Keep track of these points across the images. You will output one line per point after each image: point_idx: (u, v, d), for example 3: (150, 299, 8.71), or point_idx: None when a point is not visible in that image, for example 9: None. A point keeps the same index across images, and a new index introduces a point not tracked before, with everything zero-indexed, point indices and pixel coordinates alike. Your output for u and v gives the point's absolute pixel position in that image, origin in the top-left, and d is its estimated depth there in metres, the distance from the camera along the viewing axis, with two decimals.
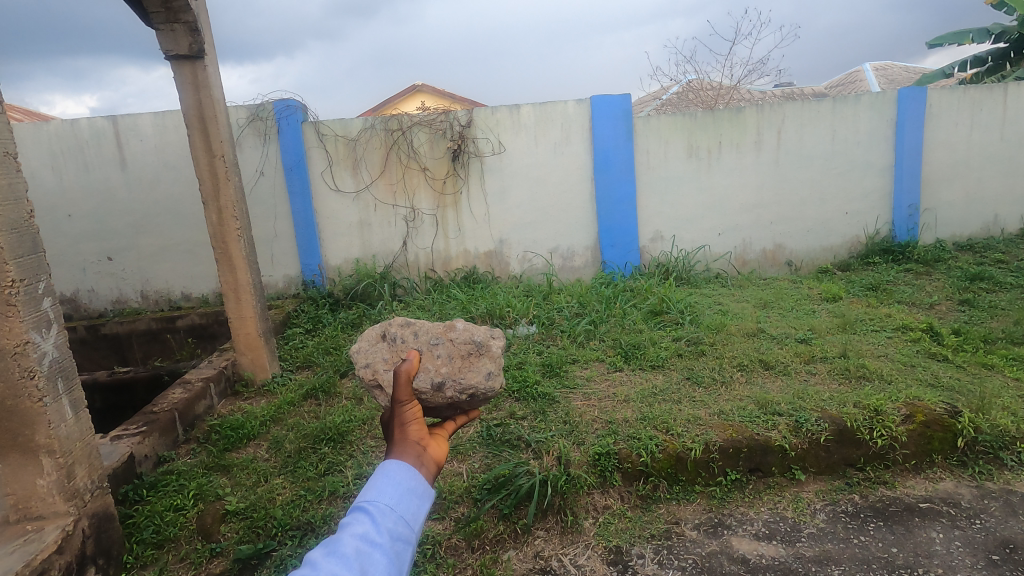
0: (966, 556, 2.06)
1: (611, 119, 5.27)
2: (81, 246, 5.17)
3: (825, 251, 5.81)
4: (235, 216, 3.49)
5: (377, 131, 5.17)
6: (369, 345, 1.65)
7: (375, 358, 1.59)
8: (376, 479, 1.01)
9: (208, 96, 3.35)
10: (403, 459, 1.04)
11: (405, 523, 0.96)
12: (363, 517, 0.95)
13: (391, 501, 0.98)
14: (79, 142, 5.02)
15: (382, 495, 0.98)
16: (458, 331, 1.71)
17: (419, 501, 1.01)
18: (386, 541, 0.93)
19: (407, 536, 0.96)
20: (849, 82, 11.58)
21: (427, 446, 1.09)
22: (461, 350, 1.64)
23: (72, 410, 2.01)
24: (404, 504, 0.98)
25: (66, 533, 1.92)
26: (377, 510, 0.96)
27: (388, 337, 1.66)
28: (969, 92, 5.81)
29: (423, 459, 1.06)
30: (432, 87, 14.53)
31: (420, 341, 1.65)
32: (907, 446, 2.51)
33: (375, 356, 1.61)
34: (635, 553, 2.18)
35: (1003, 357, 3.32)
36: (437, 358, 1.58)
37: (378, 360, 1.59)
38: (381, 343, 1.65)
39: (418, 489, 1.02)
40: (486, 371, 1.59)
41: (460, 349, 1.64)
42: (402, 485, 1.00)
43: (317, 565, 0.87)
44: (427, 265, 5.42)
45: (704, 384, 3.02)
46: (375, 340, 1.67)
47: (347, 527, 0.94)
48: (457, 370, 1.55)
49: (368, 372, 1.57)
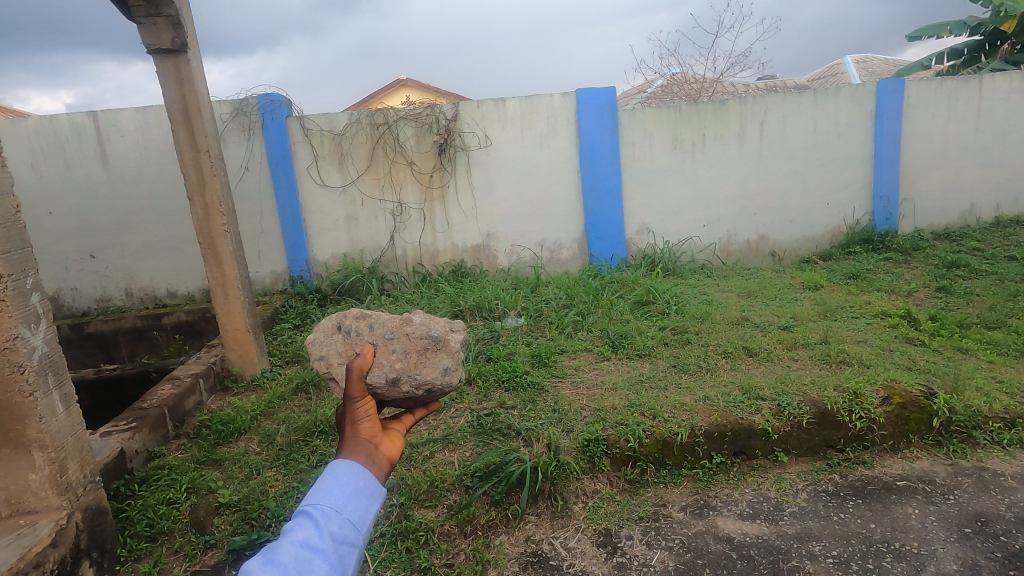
0: (940, 529, 2.14)
1: (596, 113, 5.32)
2: (63, 244, 5.11)
3: (807, 242, 5.92)
4: (222, 211, 3.48)
5: (363, 125, 5.16)
6: (324, 338, 1.65)
7: (330, 352, 1.61)
8: (324, 481, 1.03)
9: (191, 91, 3.33)
10: (354, 458, 1.06)
11: (350, 526, 0.99)
12: (306, 522, 0.98)
13: (337, 504, 1.00)
14: (59, 139, 4.95)
15: (328, 498, 1.00)
16: (414, 325, 1.67)
17: (367, 502, 1.03)
18: (328, 545, 0.96)
19: (352, 539, 0.98)
20: (832, 75, 11.71)
21: (379, 444, 1.10)
22: (417, 345, 1.62)
23: (63, 404, 2.02)
24: (350, 506, 1.01)
25: (60, 526, 1.93)
26: (322, 514, 0.99)
27: (343, 329, 1.65)
28: (946, 84, 5.93)
29: (375, 457, 1.08)
30: (417, 83, 14.47)
31: (375, 334, 1.62)
32: (885, 427, 2.60)
33: (329, 348, 1.62)
34: (623, 535, 2.24)
35: (977, 341, 3.43)
36: (391, 353, 1.56)
37: (332, 353, 1.61)
38: (335, 335, 1.65)
39: (367, 491, 1.03)
40: (442, 366, 1.59)
41: (415, 344, 1.62)
42: (349, 487, 1.02)
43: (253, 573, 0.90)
44: (416, 260, 5.43)
45: (690, 371, 3.09)
46: (330, 332, 1.67)
47: (289, 532, 0.97)
48: (412, 365, 1.55)
49: (322, 365, 1.60)
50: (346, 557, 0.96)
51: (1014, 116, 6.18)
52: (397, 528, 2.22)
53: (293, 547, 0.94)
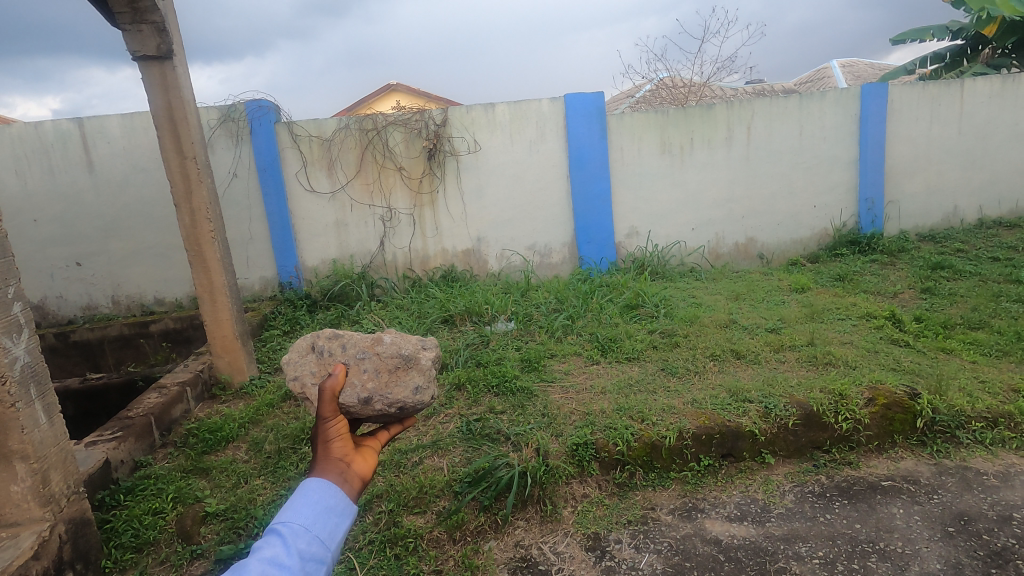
0: (924, 528, 2.17)
1: (585, 117, 5.35)
2: (48, 251, 5.05)
3: (794, 244, 5.97)
4: (209, 218, 3.46)
5: (351, 131, 5.16)
6: (299, 358, 1.64)
7: (304, 371, 1.60)
8: (293, 500, 1.04)
9: (177, 97, 3.32)
10: (326, 476, 1.08)
11: (319, 543, 0.99)
12: (274, 540, 0.98)
13: (307, 522, 1.01)
14: (43, 146, 4.90)
15: (297, 516, 1.01)
16: (385, 344, 1.67)
17: (338, 519, 1.04)
18: (295, 563, 0.96)
19: (320, 556, 0.99)
20: (818, 79, 11.84)
21: (351, 463, 1.12)
22: (388, 364, 1.61)
23: (45, 415, 2.00)
24: (320, 524, 1.01)
25: (43, 538, 1.91)
26: (291, 532, 0.99)
27: (316, 349, 1.64)
28: (929, 88, 6.02)
29: (347, 477, 1.09)
30: (407, 87, 14.49)
31: (347, 355, 1.62)
32: (870, 428, 2.62)
33: (303, 368, 1.61)
34: (612, 538, 2.25)
35: (961, 342, 3.48)
36: (363, 373, 1.56)
37: (307, 373, 1.60)
38: (309, 355, 1.64)
39: (337, 509, 1.05)
40: (414, 385, 1.59)
41: (387, 363, 1.61)
42: (319, 505, 1.04)
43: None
44: (405, 265, 5.42)
45: (678, 374, 3.10)
46: (304, 352, 1.66)
47: (257, 550, 0.96)
48: (384, 384, 1.55)
49: (296, 385, 1.59)
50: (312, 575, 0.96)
51: (995, 120, 6.28)
52: (386, 535, 2.21)
53: (260, 564, 0.93)
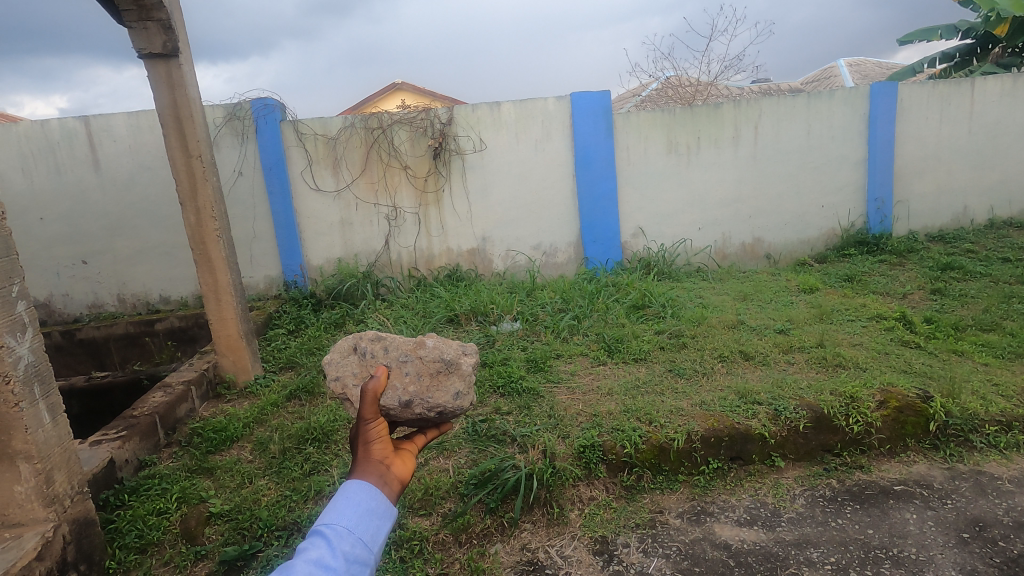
0: (938, 535, 2.13)
1: (591, 117, 5.31)
2: (54, 250, 5.06)
3: (802, 244, 5.92)
4: (214, 217, 3.45)
5: (357, 129, 5.14)
6: (340, 359, 1.62)
7: (346, 372, 1.58)
8: (336, 503, 1.02)
9: (183, 96, 3.31)
10: (366, 478, 1.06)
11: (362, 545, 0.97)
12: (319, 541, 0.96)
13: (349, 524, 0.99)
14: (50, 144, 4.91)
15: (340, 518, 0.99)
16: (427, 348, 1.65)
17: (379, 522, 1.01)
18: (340, 566, 0.93)
19: (363, 558, 0.96)
20: (825, 78, 11.74)
21: (391, 466, 1.10)
22: (430, 368, 1.59)
23: (49, 415, 1.99)
24: (363, 526, 0.99)
25: (46, 538, 1.89)
26: (335, 533, 0.97)
27: (359, 350, 1.62)
28: (939, 87, 5.96)
29: (387, 479, 1.07)
30: (412, 86, 14.50)
31: (390, 357, 1.60)
32: (882, 431, 2.58)
33: (345, 370, 1.59)
34: (620, 542, 2.22)
35: (973, 344, 3.43)
36: (405, 376, 1.55)
37: (348, 374, 1.58)
38: (352, 356, 1.62)
39: (379, 511, 1.03)
40: (454, 391, 1.57)
41: (428, 367, 1.59)
42: (361, 507, 1.01)
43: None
44: (411, 264, 5.40)
45: (686, 375, 3.07)
46: (346, 353, 1.64)
47: (302, 552, 0.94)
48: (425, 388, 1.54)
49: (337, 386, 1.57)
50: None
51: (1006, 120, 6.21)
52: (392, 537, 2.19)
53: (306, 565, 0.91)
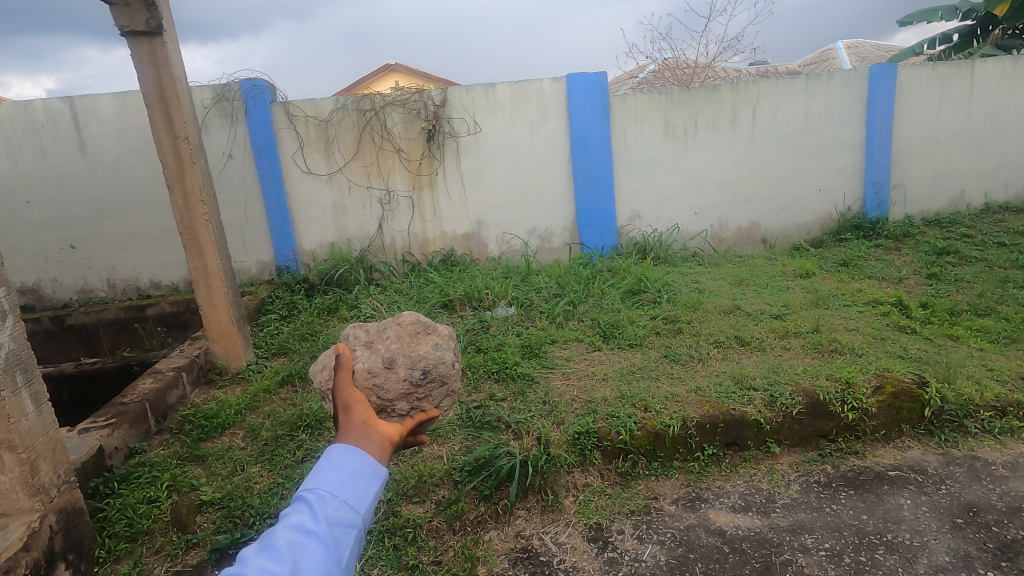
0: (932, 520, 2.13)
1: (587, 99, 5.23)
2: (42, 234, 4.98)
3: (798, 229, 5.89)
4: (202, 200, 3.38)
5: (349, 111, 5.04)
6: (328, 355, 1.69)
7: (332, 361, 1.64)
8: (321, 466, 0.97)
9: (168, 75, 3.21)
10: (351, 440, 1.00)
11: (347, 508, 0.92)
12: (302, 507, 0.92)
13: (333, 487, 0.94)
14: (34, 126, 4.79)
15: (323, 482, 0.94)
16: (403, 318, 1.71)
17: (367, 482, 0.96)
18: (324, 529, 0.89)
19: (349, 521, 0.92)
20: (823, 61, 11.60)
21: (376, 426, 1.04)
22: (408, 330, 1.64)
23: (33, 404, 1.95)
24: (350, 487, 0.94)
25: (32, 529, 1.86)
26: (317, 498, 0.92)
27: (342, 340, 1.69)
28: (938, 69, 5.89)
29: (372, 437, 1.01)
30: (405, 67, 14.26)
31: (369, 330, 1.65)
32: (877, 416, 2.58)
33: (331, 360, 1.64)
34: (615, 529, 2.21)
35: (968, 329, 3.42)
36: (385, 339, 1.59)
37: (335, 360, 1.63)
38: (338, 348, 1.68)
39: (369, 472, 0.98)
40: (434, 344, 1.62)
41: (407, 330, 1.64)
42: (346, 470, 0.96)
43: (246, 563, 0.85)
44: (404, 248, 5.34)
45: (681, 361, 3.05)
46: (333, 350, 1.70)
47: (284, 518, 0.91)
48: (406, 347, 1.58)
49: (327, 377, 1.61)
50: (341, 541, 0.90)
51: (1005, 103, 6.16)
52: (384, 525, 2.18)
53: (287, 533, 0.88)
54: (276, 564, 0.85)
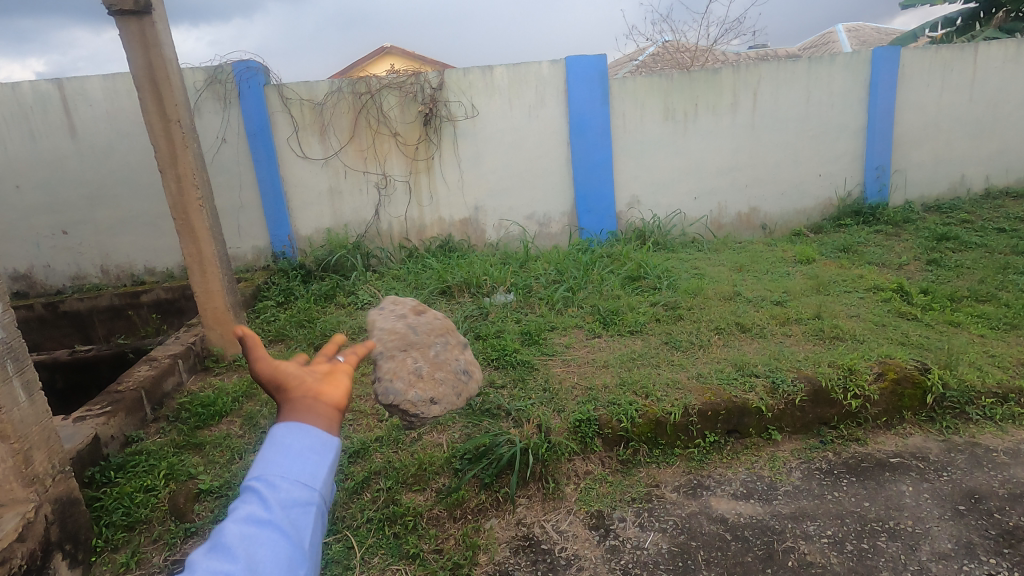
0: (934, 507, 2.13)
1: (587, 82, 5.15)
2: (33, 219, 4.90)
3: (798, 215, 5.85)
4: (196, 185, 3.31)
5: (344, 94, 4.95)
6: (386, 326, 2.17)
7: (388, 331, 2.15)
8: (265, 451, 0.85)
9: (158, 56, 3.13)
10: (296, 416, 0.88)
11: (300, 487, 0.82)
12: (251, 498, 0.81)
13: (282, 470, 0.83)
14: (22, 108, 4.69)
15: (271, 467, 0.83)
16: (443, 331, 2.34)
17: (321, 455, 0.86)
18: (279, 515, 0.79)
19: (305, 499, 0.81)
20: (824, 44, 11.46)
21: (319, 397, 0.90)
22: (441, 338, 2.30)
23: (25, 392, 1.91)
24: (301, 464, 0.84)
25: (26, 520, 1.82)
26: (265, 485, 0.81)
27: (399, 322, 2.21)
28: (941, 52, 5.81)
29: (320, 411, 0.89)
30: (402, 50, 14.03)
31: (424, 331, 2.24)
32: (878, 404, 2.57)
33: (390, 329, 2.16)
34: (616, 516, 2.20)
35: (968, 315, 3.41)
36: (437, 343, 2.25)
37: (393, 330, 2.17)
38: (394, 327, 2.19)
39: (322, 443, 0.87)
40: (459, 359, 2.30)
41: (441, 337, 2.30)
42: (294, 447, 0.85)
43: (192, 571, 0.75)
44: (401, 235, 5.29)
45: (682, 348, 3.03)
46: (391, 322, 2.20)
47: (234, 513, 0.81)
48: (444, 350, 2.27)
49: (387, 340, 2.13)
50: (300, 522, 0.80)
51: (1007, 87, 6.10)
52: (384, 513, 2.17)
53: (238, 528, 0.78)
54: (229, 564, 0.75)
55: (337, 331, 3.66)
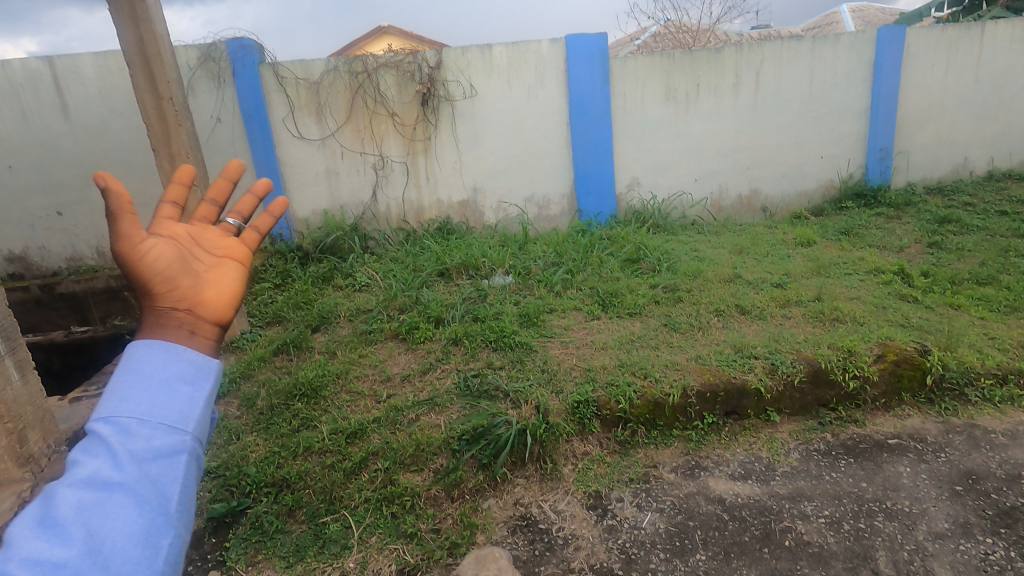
0: (931, 488, 2.13)
1: (587, 61, 5.06)
2: (26, 200, 4.84)
3: (799, 197, 5.81)
4: (190, 164, 3.27)
5: (340, 73, 4.86)
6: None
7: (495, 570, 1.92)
8: (119, 381, 0.83)
9: (149, 32, 3.05)
10: (164, 332, 0.87)
11: (157, 435, 0.79)
12: (99, 449, 0.78)
13: (138, 410, 0.80)
14: (12, 86, 4.60)
15: (122, 407, 0.80)
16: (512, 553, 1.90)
17: (186, 391, 0.83)
18: (131, 474, 0.77)
19: (160, 449, 0.79)
20: (826, 24, 11.30)
21: (194, 309, 0.89)
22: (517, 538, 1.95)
23: (18, 372, 1.89)
24: (164, 401, 0.81)
25: (23, 499, 1.82)
26: (116, 431, 0.79)
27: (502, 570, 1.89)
28: (948, 31, 5.71)
29: (194, 328, 0.88)
30: (399, 29, 13.80)
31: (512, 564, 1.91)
32: (878, 385, 2.56)
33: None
34: (614, 497, 2.21)
35: (969, 298, 3.39)
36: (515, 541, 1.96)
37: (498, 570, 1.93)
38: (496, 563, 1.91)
39: (193, 373, 0.85)
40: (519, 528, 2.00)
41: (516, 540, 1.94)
42: (155, 377, 0.83)
43: (35, 531, 0.74)
44: (399, 216, 5.24)
45: (681, 330, 3.02)
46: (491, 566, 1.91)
47: (79, 462, 0.78)
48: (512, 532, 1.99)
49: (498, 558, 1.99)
50: (160, 476, 0.78)
51: (1013, 67, 6.01)
52: (382, 493, 2.17)
53: (82, 483, 0.76)
54: (78, 521, 0.74)
55: (334, 312, 3.64)
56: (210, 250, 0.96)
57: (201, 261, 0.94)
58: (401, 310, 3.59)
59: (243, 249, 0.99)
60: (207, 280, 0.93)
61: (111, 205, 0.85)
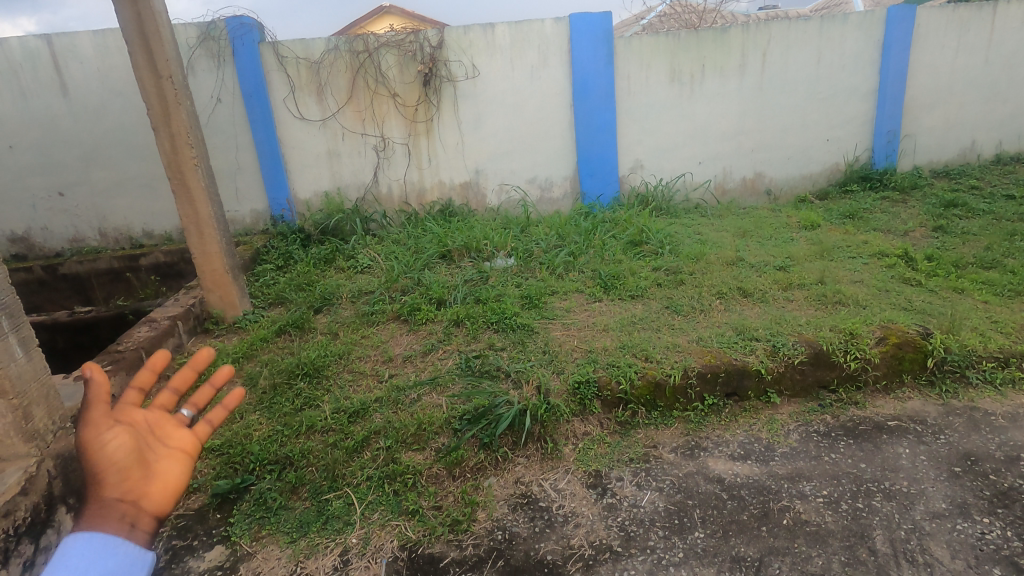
0: (930, 468, 2.14)
1: (591, 41, 4.98)
2: (28, 181, 4.83)
3: (803, 180, 5.76)
4: (190, 144, 3.25)
5: (341, 53, 4.81)
6: None
7: None
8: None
9: (147, 9, 3.01)
10: (103, 525, 0.99)
11: None
12: None
13: None
14: (11, 65, 4.56)
15: None
16: None
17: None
18: None
19: None
20: (835, 5, 11.10)
21: (138, 502, 1.05)
22: None
23: (22, 349, 1.91)
24: None
25: (30, 474, 1.83)
26: None
27: None
28: (958, 12, 5.61)
29: (134, 520, 1.02)
30: (401, 10, 13.59)
31: None
32: (879, 367, 2.57)
33: None
34: (614, 476, 2.22)
35: (973, 282, 3.37)
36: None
37: None
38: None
39: (127, 566, 0.96)
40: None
41: None
42: (89, 566, 0.93)
43: None
44: (401, 198, 5.21)
45: (683, 312, 3.01)
46: None
47: None
48: None
49: None
50: None
51: None
52: (384, 471, 2.20)
53: None
54: None
55: (336, 293, 3.64)
56: (165, 443, 1.14)
57: (155, 452, 1.12)
58: (402, 292, 3.59)
59: (194, 441, 1.17)
60: (154, 475, 1.10)
61: (91, 395, 1.09)
